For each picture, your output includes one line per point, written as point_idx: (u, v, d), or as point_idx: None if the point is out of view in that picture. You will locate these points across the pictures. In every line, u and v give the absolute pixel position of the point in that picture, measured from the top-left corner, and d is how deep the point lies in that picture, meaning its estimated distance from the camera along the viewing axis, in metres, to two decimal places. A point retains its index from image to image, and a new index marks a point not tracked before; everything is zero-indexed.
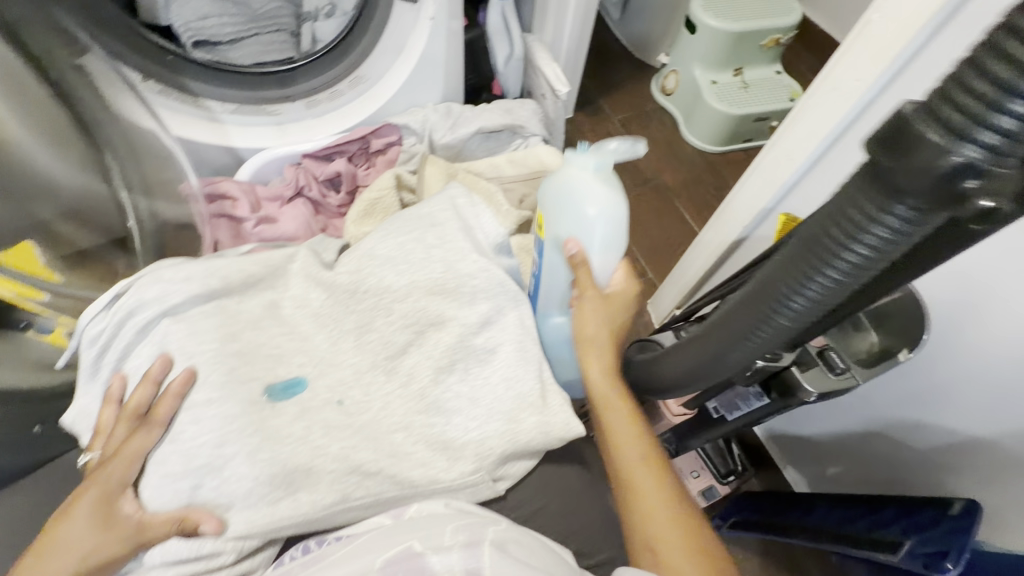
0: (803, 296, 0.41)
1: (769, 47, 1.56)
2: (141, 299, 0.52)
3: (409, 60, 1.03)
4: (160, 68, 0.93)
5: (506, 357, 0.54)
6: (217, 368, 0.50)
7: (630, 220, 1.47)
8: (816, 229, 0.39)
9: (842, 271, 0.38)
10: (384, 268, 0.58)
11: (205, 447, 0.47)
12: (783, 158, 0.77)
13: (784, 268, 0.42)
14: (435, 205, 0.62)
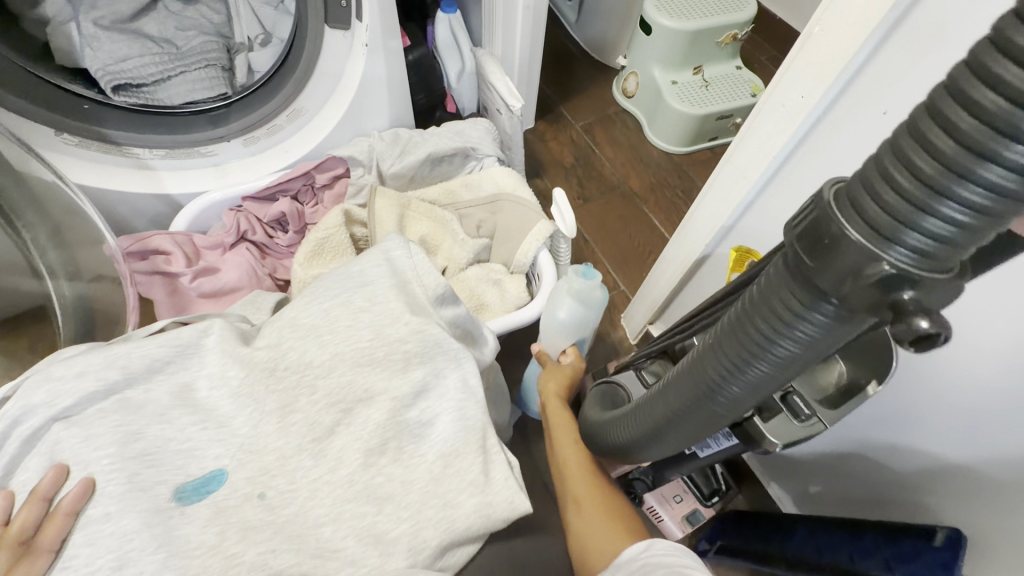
0: (741, 382, 0.40)
1: (727, 43, 1.52)
2: (27, 405, 0.47)
3: (348, 88, 0.98)
4: (76, 121, 0.87)
5: (443, 430, 0.53)
6: (116, 477, 0.45)
7: (598, 231, 1.43)
8: (745, 321, 0.38)
9: (775, 364, 0.37)
10: (308, 340, 0.53)
11: (102, 571, 0.42)
12: (738, 176, 0.74)
13: (718, 347, 0.41)
14: (368, 261, 0.58)
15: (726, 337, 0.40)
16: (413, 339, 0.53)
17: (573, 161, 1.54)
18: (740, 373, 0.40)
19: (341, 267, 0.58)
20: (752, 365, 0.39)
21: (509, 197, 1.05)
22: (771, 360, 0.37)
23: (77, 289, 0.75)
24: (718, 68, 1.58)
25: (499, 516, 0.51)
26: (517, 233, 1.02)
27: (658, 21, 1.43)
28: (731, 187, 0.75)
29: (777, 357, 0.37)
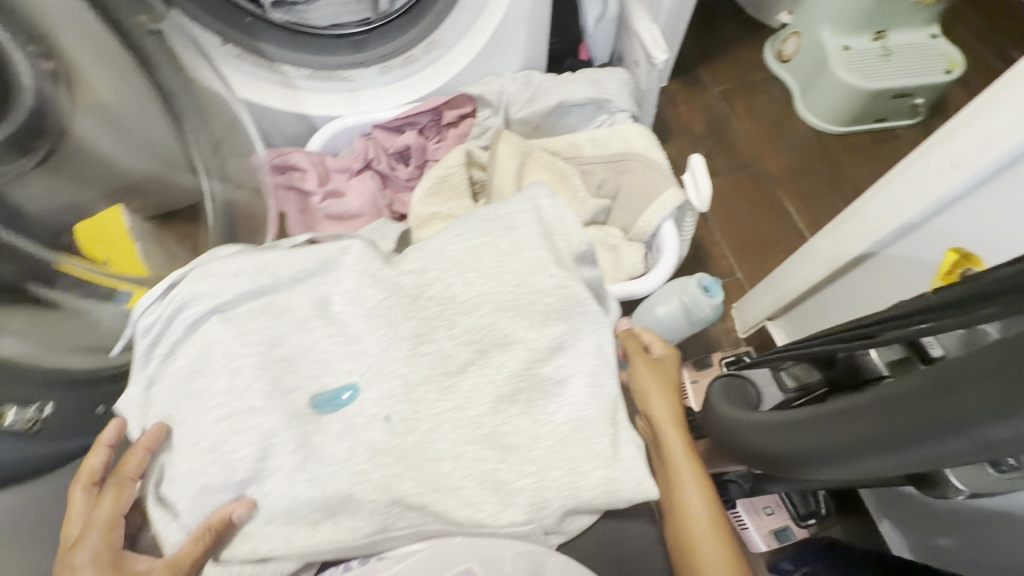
0: (883, 459, 0.31)
1: (926, 4, 1.26)
2: (192, 292, 0.51)
3: (491, 21, 0.93)
4: (237, 32, 0.87)
5: (576, 392, 0.51)
6: (261, 375, 0.48)
7: (722, 210, 1.29)
8: (923, 395, 0.29)
9: (939, 457, 0.28)
10: (454, 275, 0.52)
11: (245, 461, 0.46)
12: (948, 165, 0.59)
13: (893, 400, 0.31)
14: (514, 206, 0.56)
15: (911, 391, 0.30)
16: (557, 292, 0.52)
17: (705, 130, 1.39)
18: (913, 445, 0.29)
19: (487, 207, 0.57)
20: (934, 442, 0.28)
21: (639, 157, 0.98)
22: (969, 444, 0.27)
23: (226, 194, 0.80)
24: (906, 35, 1.32)
25: (622, 495, 0.49)
26: (643, 200, 0.94)
27: None
28: (934, 176, 0.61)
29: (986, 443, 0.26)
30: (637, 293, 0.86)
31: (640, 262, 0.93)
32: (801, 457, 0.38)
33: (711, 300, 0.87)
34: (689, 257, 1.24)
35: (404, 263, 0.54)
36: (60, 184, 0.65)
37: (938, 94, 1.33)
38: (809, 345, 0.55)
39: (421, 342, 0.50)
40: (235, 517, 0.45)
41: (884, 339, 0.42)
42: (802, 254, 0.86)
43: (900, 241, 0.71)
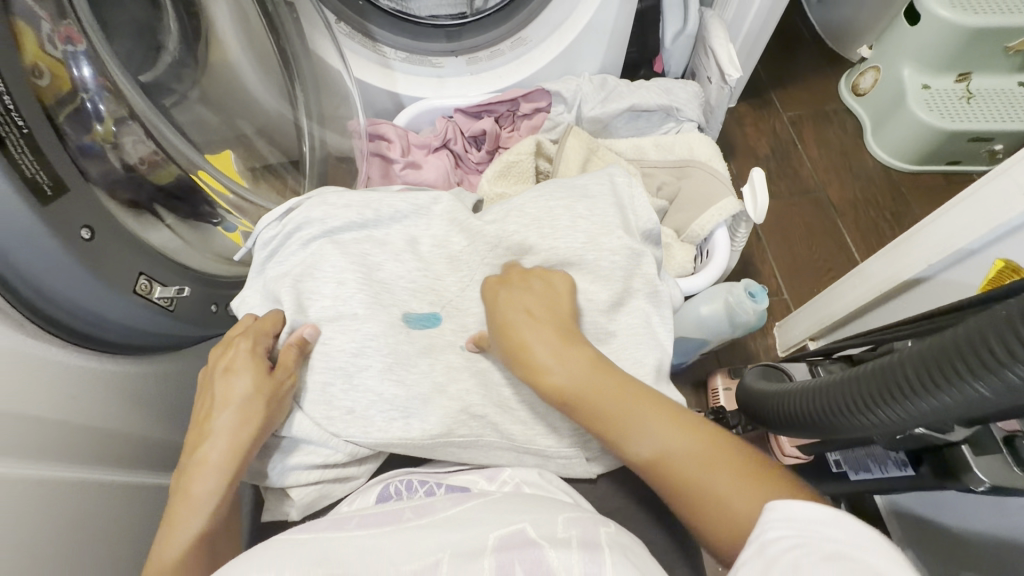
0: (939, 397, 0.36)
1: (1018, 51, 1.24)
2: (308, 217, 0.64)
3: (574, 29, 1.00)
4: (351, 12, 0.96)
5: (624, 339, 0.63)
6: (362, 291, 0.60)
7: (778, 230, 1.31)
8: (974, 334, 0.34)
9: (993, 388, 0.33)
10: (531, 228, 0.67)
11: (344, 353, 0.58)
12: (1013, 193, 0.61)
13: (969, 338, 0.34)
14: (592, 179, 0.71)
15: (988, 326, 0.33)
16: (623, 251, 0.66)
17: (769, 153, 1.41)
18: (994, 373, 0.32)
19: (572, 178, 0.72)
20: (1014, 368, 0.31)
21: (701, 165, 1.02)
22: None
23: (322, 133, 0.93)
24: (992, 79, 1.30)
25: None
26: (700, 205, 0.98)
27: (932, 10, 1.20)
28: (1000, 202, 0.62)
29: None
30: (686, 290, 0.90)
31: (690, 262, 0.96)
32: (869, 400, 0.40)
33: (756, 305, 0.91)
34: (737, 273, 1.26)
35: (488, 215, 0.69)
36: (203, 120, 0.76)
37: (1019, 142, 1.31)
38: (846, 341, 0.58)
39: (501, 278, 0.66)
40: (308, 335, 0.57)
41: (917, 326, 0.46)
42: (857, 276, 0.88)
43: (955, 268, 0.71)
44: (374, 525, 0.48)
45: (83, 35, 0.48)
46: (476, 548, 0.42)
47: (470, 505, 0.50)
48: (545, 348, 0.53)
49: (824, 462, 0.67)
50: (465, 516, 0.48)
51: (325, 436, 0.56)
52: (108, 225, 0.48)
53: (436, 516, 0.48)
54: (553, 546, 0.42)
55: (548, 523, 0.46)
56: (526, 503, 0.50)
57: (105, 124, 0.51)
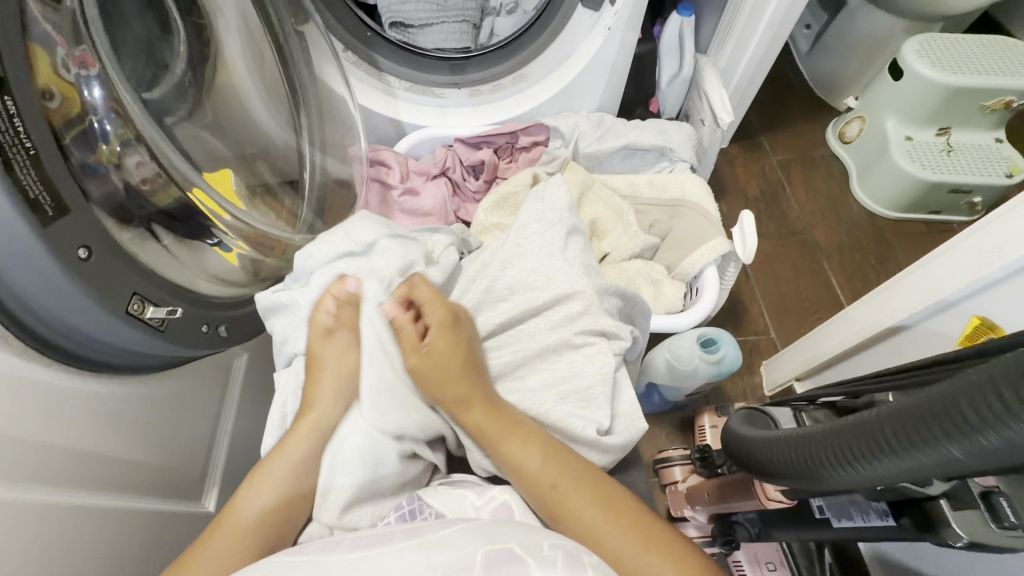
0: (918, 456, 0.36)
1: (994, 110, 1.30)
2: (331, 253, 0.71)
3: (576, 66, 1.03)
4: (359, 43, 0.99)
5: (587, 363, 0.69)
6: None
7: (765, 269, 1.33)
8: (951, 394, 0.34)
9: (968, 450, 0.33)
10: (509, 261, 0.74)
11: None
12: (990, 251, 0.63)
13: (948, 400, 0.34)
14: (566, 212, 0.76)
15: (969, 387, 0.34)
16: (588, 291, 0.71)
17: (758, 194, 1.45)
18: (972, 434, 0.33)
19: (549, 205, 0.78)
20: (991, 430, 0.32)
21: (693, 206, 1.05)
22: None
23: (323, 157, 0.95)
24: (971, 134, 1.36)
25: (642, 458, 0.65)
26: (690, 244, 1.00)
27: (914, 66, 1.27)
28: (977, 256, 0.65)
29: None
30: (668, 329, 0.90)
31: (679, 299, 0.98)
32: (850, 455, 0.40)
33: (724, 351, 0.92)
34: (726, 310, 1.27)
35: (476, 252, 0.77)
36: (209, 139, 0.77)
37: (996, 195, 1.36)
38: (831, 389, 0.59)
39: (491, 306, 0.71)
40: (352, 290, 0.67)
41: (899, 378, 0.47)
42: (841, 320, 0.89)
43: (935, 318, 0.73)
44: (365, 547, 0.48)
45: (97, 60, 0.50)
46: (467, 566, 0.43)
47: (461, 527, 0.50)
48: (449, 386, 0.60)
49: (806, 508, 0.67)
50: (450, 540, 0.48)
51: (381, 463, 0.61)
52: (105, 244, 0.48)
53: (425, 537, 0.49)
54: (538, 564, 0.44)
55: (533, 543, 0.47)
56: (512, 528, 0.50)
57: (110, 144, 0.52)
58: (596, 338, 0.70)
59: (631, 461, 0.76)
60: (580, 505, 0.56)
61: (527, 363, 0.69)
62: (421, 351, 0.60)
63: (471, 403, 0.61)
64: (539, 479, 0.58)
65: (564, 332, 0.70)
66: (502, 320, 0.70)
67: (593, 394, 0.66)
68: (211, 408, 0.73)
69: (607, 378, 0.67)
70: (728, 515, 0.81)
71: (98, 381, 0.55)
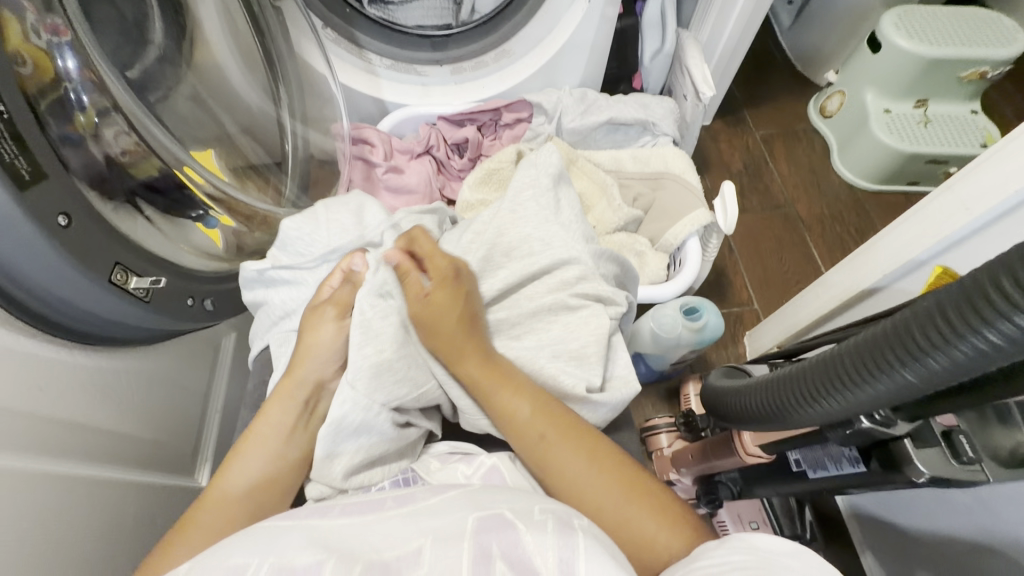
0: (874, 387, 0.38)
1: (970, 81, 1.33)
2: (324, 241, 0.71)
3: (558, 40, 1.02)
4: (337, 18, 0.97)
5: (571, 331, 0.70)
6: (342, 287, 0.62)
7: (748, 243, 1.36)
8: (899, 326, 0.37)
9: (916, 375, 0.36)
10: (493, 233, 0.74)
11: None
12: (956, 208, 0.65)
13: (897, 331, 0.37)
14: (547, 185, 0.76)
15: (921, 315, 0.35)
16: (568, 260, 0.72)
17: (741, 169, 1.47)
18: (918, 360, 0.35)
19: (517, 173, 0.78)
20: (938, 353, 0.34)
21: (675, 178, 1.06)
22: (969, 353, 0.33)
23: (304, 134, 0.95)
24: (948, 106, 1.39)
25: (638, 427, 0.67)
26: (673, 216, 1.02)
27: (893, 39, 1.28)
28: (944, 216, 0.67)
29: (982, 350, 0.32)
30: (651, 298, 0.91)
31: (663, 270, 0.99)
32: (815, 394, 0.43)
33: (704, 319, 0.94)
34: (711, 283, 1.30)
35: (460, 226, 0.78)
36: (192, 118, 0.77)
37: None
38: (803, 344, 0.61)
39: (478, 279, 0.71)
40: (357, 267, 0.66)
41: (860, 325, 0.50)
42: (820, 286, 0.91)
43: (905, 276, 0.76)
44: (357, 513, 0.49)
45: (70, 28, 0.49)
46: (457, 532, 0.44)
47: (450, 493, 0.51)
48: (444, 338, 0.61)
49: (784, 462, 0.70)
50: (444, 504, 0.49)
51: (366, 444, 0.61)
52: (86, 214, 0.48)
53: (415, 504, 0.50)
54: (528, 530, 0.44)
55: (524, 507, 0.47)
56: (504, 494, 0.51)
57: (86, 113, 0.51)
58: (592, 302, 0.71)
59: (621, 424, 0.78)
60: (566, 460, 0.57)
61: (521, 325, 0.71)
62: (411, 291, 0.62)
63: (464, 352, 0.60)
64: (534, 433, 0.59)
65: (559, 295, 0.70)
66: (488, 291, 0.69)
67: (599, 356, 0.67)
68: (200, 383, 0.74)
69: (600, 340, 0.69)
70: (711, 475, 0.84)
71: (84, 354, 0.55)
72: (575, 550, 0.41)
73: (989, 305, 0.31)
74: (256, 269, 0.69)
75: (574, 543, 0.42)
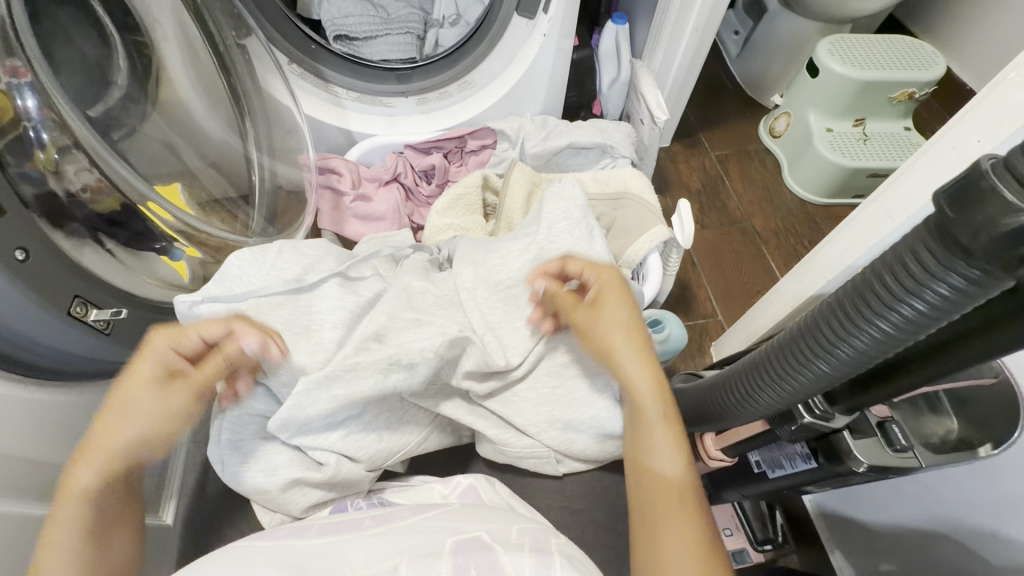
0: (803, 375, 0.46)
1: (900, 101, 1.44)
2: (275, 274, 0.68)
3: (518, 71, 1.07)
4: (303, 55, 1.01)
5: None
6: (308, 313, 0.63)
7: (709, 258, 1.41)
8: (814, 325, 0.44)
9: (832, 362, 0.43)
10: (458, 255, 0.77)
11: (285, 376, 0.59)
12: (883, 216, 0.71)
13: (813, 329, 0.44)
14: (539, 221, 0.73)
15: (829, 313, 0.43)
16: None
17: (699, 188, 1.54)
18: (831, 351, 0.43)
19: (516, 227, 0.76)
20: (847, 341, 0.41)
21: (634, 198, 1.10)
22: (867, 341, 0.40)
23: (271, 164, 0.97)
24: (884, 124, 1.49)
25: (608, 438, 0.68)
26: (633, 233, 1.06)
27: (829, 64, 1.38)
28: (874, 223, 0.73)
29: (877, 339, 0.39)
30: None
31: None
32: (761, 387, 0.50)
33: (664, 330, 0.98)
34: (676, 297, 1.34)
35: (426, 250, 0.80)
36: (154, 152, 0.78)
37: None
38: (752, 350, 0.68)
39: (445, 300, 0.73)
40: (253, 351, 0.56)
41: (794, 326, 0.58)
42: (774, 295, 0.96)
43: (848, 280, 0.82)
44: (333, 532, 0.50)
45: (29, 70, 0.50)
46: (433, 552, 0.44)
47: (428, 514, 0.52)
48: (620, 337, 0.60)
49: (746, 464, 0.72)
50: (419, 523, 0.50)
51: (325, 455, 0.60)
52: (45, 247, 0.49)
53: (394, 523, 0.51)
54: (505, 550, 0.44)
55: (501, 530, 0.48)
56: (480, 514, 0.52)
57: (46, 151, 0.52)
58: None
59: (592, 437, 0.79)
60: (666, 497, 0.53)
61: None
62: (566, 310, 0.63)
63: (631, 355, 0.59)
64: (656, 473, 0.55)
65: None
66: (492, 316, 0.67)
67: None
68: None
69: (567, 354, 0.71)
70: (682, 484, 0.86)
71: (42, 391, 0.55)
72: (551, 568, 0.42)
73: (877, 299, 0.38)
74: (188, 301, 0.61)
75: (551, 561, 0.43)
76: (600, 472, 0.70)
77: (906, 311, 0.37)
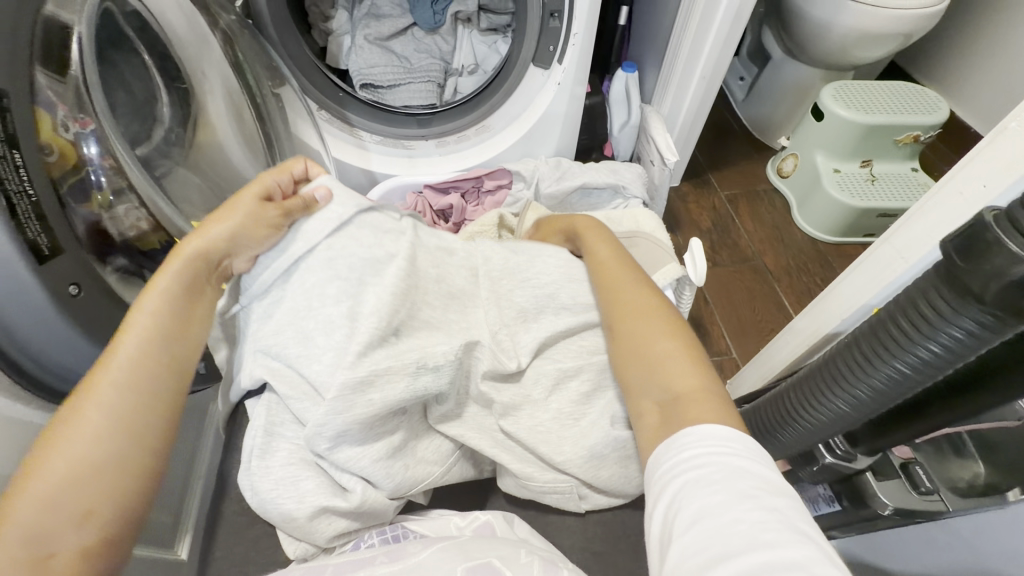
0: (852, 397, 0.53)
1: (906, 143, 1.47)
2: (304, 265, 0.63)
3: (534, 116, 1.12)
4: (330, 101, 1.06)
5: None
6: None
7: (722, 295, 1.42)
8: (857, 353, 0.52)
9: (877, 386, 0.51)
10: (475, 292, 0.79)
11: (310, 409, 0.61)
12: (895, 256, 0.72)
13: (855, 357, 0.52)
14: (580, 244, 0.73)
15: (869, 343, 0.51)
16: None
17: (710, 226, 1.56)
18: (875, 377, 0.51)
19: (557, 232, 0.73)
20: (890, 368, 0.49)
21: (647, 236, 1.12)
22: (907, 369, 0.48)
23: None
24: (891, 165, 1.52)
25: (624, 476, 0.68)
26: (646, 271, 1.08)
27: (833, 108, 1.43)
28: (886, 263, 0.74)
29: (915, 367, 0.47)
30: None
31: None
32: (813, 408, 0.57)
33: None
34: None
35: None
36: (192, 190, 0.83)
37: None
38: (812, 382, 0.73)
39: None
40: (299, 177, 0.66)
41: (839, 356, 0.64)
42: (788, 332, 0.96)
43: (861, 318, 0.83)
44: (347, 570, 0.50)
45: (94, 121, 0.55)
46: None
47: (440, 546, 0.52)
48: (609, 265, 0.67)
49: None
50: (431, 559, 0.49)
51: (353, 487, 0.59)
52: (98, 286, 0.53)
53: (407, 559, 0.50)
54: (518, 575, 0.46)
55: (511, 553, 0.50)
56: (492, 542, 0.52)
57: (103, 193, 0.56)
58: None
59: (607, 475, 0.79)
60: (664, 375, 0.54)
61: None
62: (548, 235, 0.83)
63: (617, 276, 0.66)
64: (643, 366, 0.57)
65: None
66: (513, 333, 0.67)
67: None
68: (182, 450, 0.74)
69: None
70: None
71: None
72: None
73: (911, 335, 0.46)
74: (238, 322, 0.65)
75: None
76: (616, 510, 0.69)
77: (938, 345, 0.45)
